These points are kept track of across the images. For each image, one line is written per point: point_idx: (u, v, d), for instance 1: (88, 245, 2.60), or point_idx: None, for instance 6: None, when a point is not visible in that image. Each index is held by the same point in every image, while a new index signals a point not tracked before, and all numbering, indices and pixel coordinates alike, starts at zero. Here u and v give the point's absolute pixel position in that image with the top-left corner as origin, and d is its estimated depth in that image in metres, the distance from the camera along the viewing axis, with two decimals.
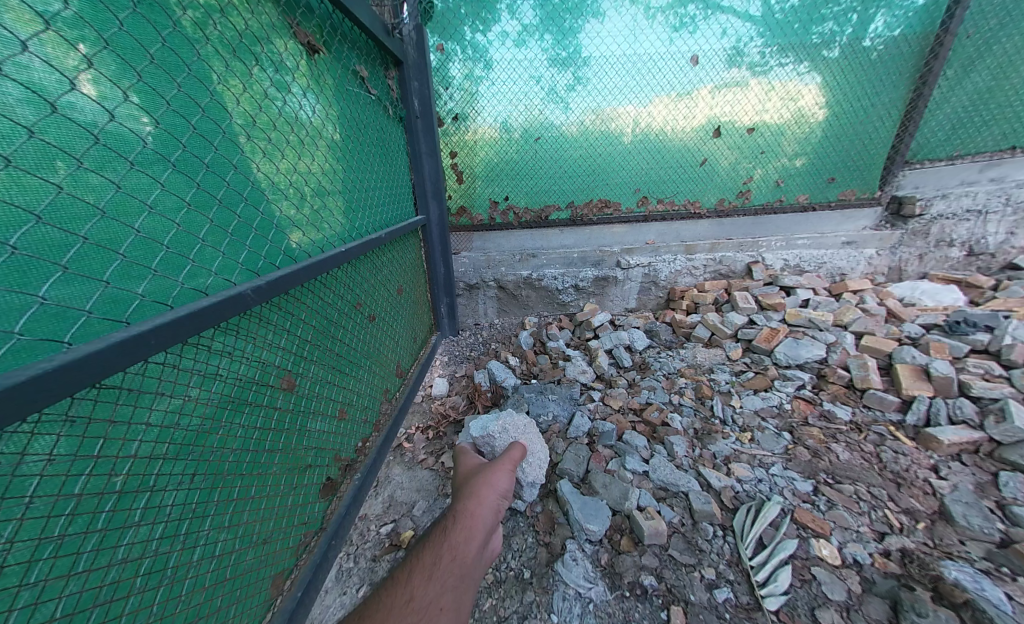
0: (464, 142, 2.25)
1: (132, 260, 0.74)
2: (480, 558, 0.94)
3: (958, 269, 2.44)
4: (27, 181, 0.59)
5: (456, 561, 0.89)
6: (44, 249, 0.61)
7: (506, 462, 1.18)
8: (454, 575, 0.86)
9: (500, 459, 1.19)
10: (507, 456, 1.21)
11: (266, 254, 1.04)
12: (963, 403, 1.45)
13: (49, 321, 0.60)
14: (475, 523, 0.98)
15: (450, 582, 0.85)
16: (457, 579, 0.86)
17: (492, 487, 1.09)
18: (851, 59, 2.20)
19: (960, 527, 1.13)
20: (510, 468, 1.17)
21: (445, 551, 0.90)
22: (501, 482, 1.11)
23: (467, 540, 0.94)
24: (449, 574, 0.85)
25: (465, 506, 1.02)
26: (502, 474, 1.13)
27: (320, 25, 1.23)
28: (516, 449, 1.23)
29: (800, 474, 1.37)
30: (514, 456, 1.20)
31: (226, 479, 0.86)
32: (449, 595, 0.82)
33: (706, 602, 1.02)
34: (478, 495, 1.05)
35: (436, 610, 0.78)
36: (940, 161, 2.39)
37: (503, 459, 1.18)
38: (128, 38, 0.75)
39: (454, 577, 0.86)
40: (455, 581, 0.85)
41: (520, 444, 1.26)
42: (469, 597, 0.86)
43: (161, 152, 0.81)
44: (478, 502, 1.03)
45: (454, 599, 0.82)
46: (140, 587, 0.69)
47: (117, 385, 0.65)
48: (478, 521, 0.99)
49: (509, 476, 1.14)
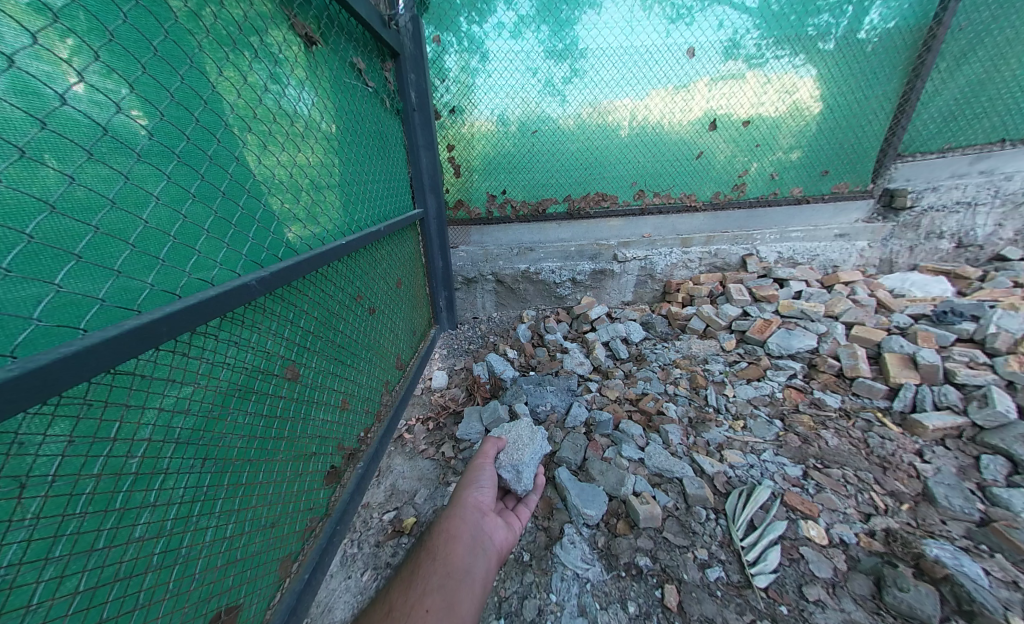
0: (461, 136, 2.25)
1: (141, 250, 0.76)
2: (471, 553, 0.96)
3: (947, 261, 2.49)
4: (44, 171, 0.62)
5: (438, 564, 0.94)
6: (58, 239, 0.63)
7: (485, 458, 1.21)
8: (440, 576, 0.91)
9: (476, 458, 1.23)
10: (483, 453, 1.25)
11: (269, 246, 1.07)
12: (948, 390, 1.50)
13: (65, 308, 0.62)
14: (453, 525, 1.03)
15: (435, 582, 0.89)
16: (444, 577, 0.90)
17: (470, 485, 1.14)
18: (846, 51, 2.22)
19: (942, 508, 1.18)
20: (489, 461, 1.21)
21: (425, 560, 0.96)
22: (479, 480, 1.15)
23: (449, 542, 0.98)
24: (431, 577, 0.91)
25: (444, 513, 1.08)
26: (478, 472, 1.18)
27: (318, 16, 1.24)
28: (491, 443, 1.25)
29: (791, 459, 1.42)
30: (489, 450, 1.23)
31: (234, 465, 0.89)
32: (437, 594, 0.86)
33: (698, 581, 1.06)
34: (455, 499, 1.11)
35: (420, 610, 0.82)
36: (932, 153, 2.41)
37: (476, 457, 1.23)
38: (132, 29, 0.77)
39: (438, 577, 0.90)
40: (441, 581, 0.90)
41: (495, 438, 1.28)
42: (464, 592, 0.88)
43: (166, 144, 0.83)
44: (455, 505, 1.09)
45: (442, 597, 0.86)
46: (157, 564, 0.72)
47: (131, 371, 0.67)
48: (460, 522, 1.03)
49: (489, 473, 1.17)
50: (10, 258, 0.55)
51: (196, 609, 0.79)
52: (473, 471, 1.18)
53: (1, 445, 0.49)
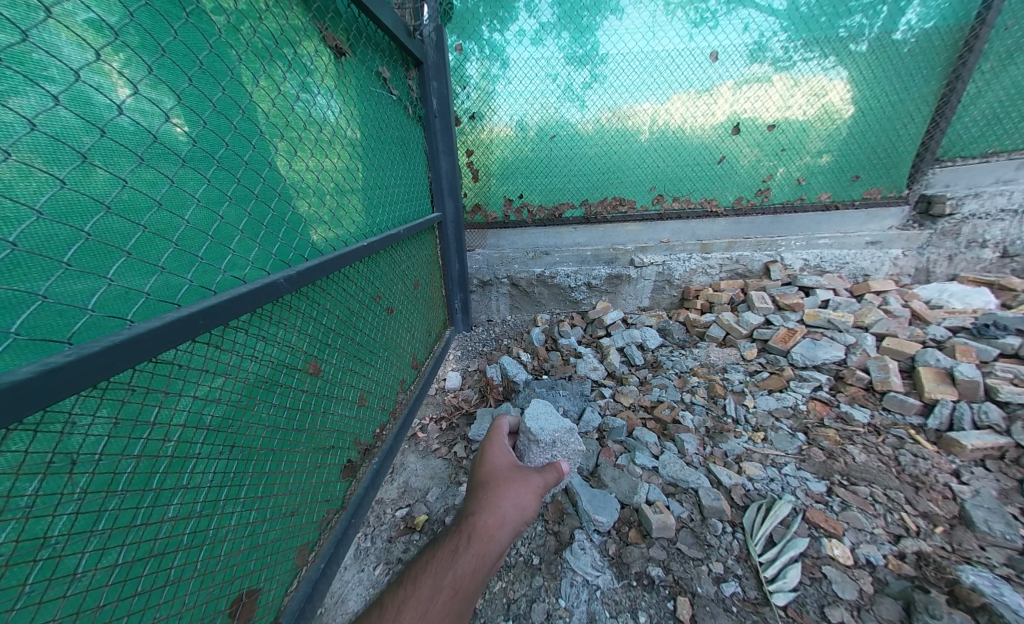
0: (480, 141, 2.30)
1: (182, 248, 0.81)
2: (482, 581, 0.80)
3: (991, 271, 2.32)
4: (98, 174, 0.68)
5: (458, 595, 0.74)
6: (112, 237, 0.70)
7: (541, 483, 0.91)
8: (452, 612, 0.73)
9: (535, 473, 0.93)
10: (542, 473, 0.93)
11: (296, 246, 1.12)
12: (989, 408, 1.41)
13: (117, 299, 0.69)
14: (489, 550, 0.79)
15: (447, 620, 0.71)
16: (457, 614, 0.73)
17: (513, 500, 0.87)
18: (880, 52, 2.14)
19: (981, 533, 1.10)
20: (543, 490, 0.91)
21: (448, 581, 0.74)
22: (525, 500, 0.87)
23: (478, 569, 0.77)
24: (447, 612, 0.71)
25: (477, 519, 0.83)
26: (525, 485, 0.90)
27: (347, 28, 1.30)
28: (551, 472, 0.93)
29: (814, 474, 1.36)
30: (549, 482, 0.92)
31: (259, 454, 0.94)
32: None
33: (713, 595, 1.04)
34: (493, 508, 0.85)
35: None
36: (972, 158, 2.29)
37: (537, 477, 0.92)
38: (182, 45, 0.83)
39: (452, 614, 0.72)
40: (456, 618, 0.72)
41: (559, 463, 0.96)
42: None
43: (208, 149, 0.88)
44: (495, 519, 0.83)
45: None
46: (187, 543, 0.77)
47: (171, 360, 0.73)
48: (495, 550, 0.80)
49: (537, 499, 0.90)
50: (69, 254, 0.63)
51: (221, 589, 0.84)
52: (519, 483, 0.90)
53: (54, 426, 0.56)
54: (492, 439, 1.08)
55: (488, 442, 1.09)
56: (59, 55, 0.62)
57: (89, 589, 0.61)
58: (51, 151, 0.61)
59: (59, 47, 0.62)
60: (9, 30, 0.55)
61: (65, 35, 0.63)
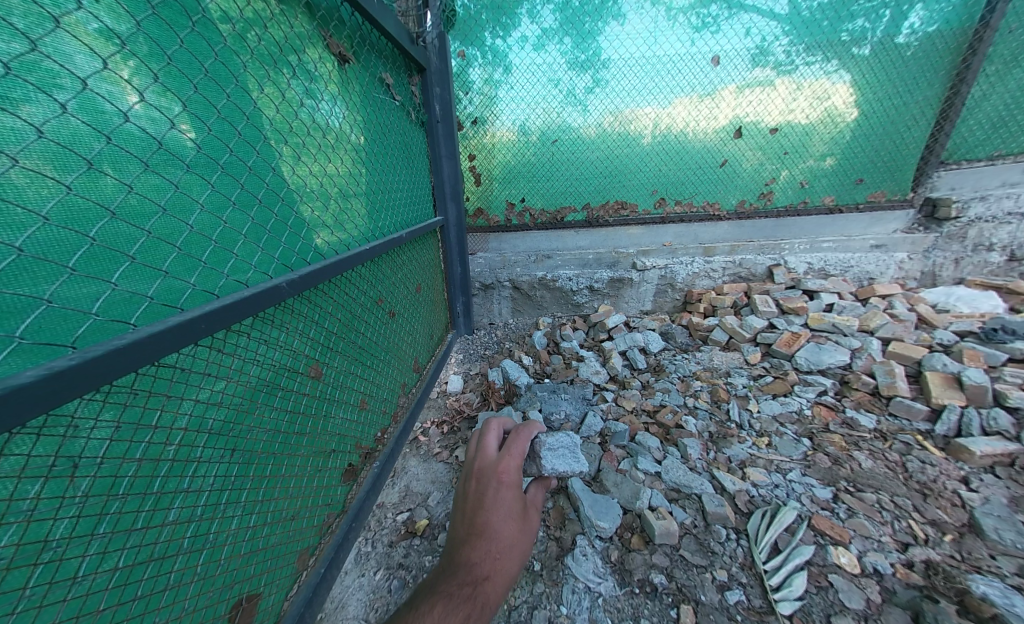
0: (482, 145, 2.31)
1: (186, 253, 0.82)
2: None
3: (999, 275, 2.29)
4: (105, 181, 0.69)
5: None
6: (117, 241, 0.71)
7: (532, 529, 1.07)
8: None
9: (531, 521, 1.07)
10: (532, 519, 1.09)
11: (298, 250, 1.13)
12: (998, 414, 1.39)
13: (120, 304, 0.70)
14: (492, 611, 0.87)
15: None
16: None
17: (516, 561, 0.97)
18: (883, 56, 2.14)
19: (991, 542, 1.08)
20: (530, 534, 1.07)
21: None
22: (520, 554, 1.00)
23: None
24: None
25: (492, 583, 0.89)
26: (524, 544, 1.02)
27: (351, 36, 1.33)
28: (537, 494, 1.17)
29: (820, 480, 1.34)
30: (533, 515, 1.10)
31: (260, 458, 0.94)
32: None
33: (717, 603, 1.02)
34: (504, 571, 0.93)
35: None
36: (979, 161, 2.27)
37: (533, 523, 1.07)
38: (187, 54, 0.85)
39: None
40: None
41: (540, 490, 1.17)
42: None
43: (212, 156, 0.89)
44: (502, 582, 0.91)
45: None
46: (188, 546, 0.77)
47: (173, 364, 0.74)
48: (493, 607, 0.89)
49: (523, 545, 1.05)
50: (74, 260, 0.64)
51: (221, 593, 0.84)
52: (523, 538, 1.02)
53: (57, 429, 0.57)
54: (507, 483, 1.08)
55: (501, 484, 1.08)
56: (69, 64, 0.64)
57: (90, 592, 0.61)
58: (62, 159, 0.62)
59: (68, 55, 0.64)
60: (17, 39, 0.56)
61: (75, 45, 0.65)
